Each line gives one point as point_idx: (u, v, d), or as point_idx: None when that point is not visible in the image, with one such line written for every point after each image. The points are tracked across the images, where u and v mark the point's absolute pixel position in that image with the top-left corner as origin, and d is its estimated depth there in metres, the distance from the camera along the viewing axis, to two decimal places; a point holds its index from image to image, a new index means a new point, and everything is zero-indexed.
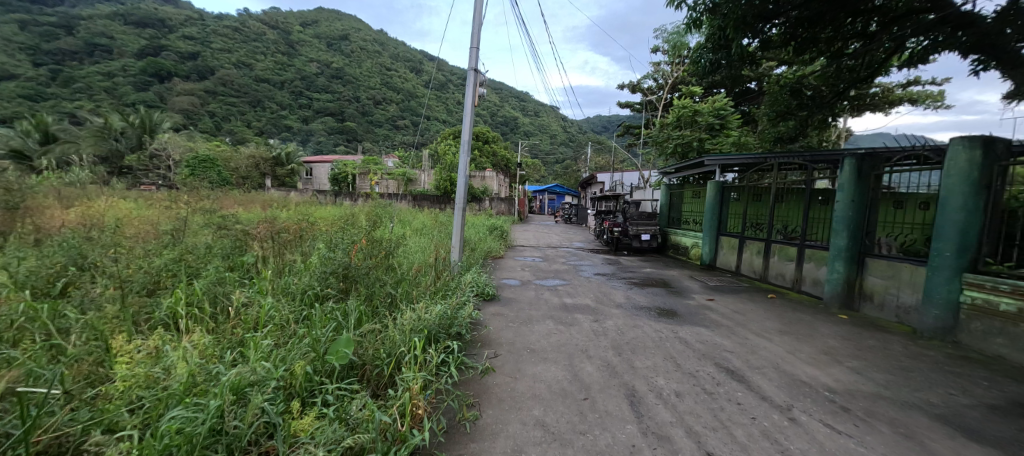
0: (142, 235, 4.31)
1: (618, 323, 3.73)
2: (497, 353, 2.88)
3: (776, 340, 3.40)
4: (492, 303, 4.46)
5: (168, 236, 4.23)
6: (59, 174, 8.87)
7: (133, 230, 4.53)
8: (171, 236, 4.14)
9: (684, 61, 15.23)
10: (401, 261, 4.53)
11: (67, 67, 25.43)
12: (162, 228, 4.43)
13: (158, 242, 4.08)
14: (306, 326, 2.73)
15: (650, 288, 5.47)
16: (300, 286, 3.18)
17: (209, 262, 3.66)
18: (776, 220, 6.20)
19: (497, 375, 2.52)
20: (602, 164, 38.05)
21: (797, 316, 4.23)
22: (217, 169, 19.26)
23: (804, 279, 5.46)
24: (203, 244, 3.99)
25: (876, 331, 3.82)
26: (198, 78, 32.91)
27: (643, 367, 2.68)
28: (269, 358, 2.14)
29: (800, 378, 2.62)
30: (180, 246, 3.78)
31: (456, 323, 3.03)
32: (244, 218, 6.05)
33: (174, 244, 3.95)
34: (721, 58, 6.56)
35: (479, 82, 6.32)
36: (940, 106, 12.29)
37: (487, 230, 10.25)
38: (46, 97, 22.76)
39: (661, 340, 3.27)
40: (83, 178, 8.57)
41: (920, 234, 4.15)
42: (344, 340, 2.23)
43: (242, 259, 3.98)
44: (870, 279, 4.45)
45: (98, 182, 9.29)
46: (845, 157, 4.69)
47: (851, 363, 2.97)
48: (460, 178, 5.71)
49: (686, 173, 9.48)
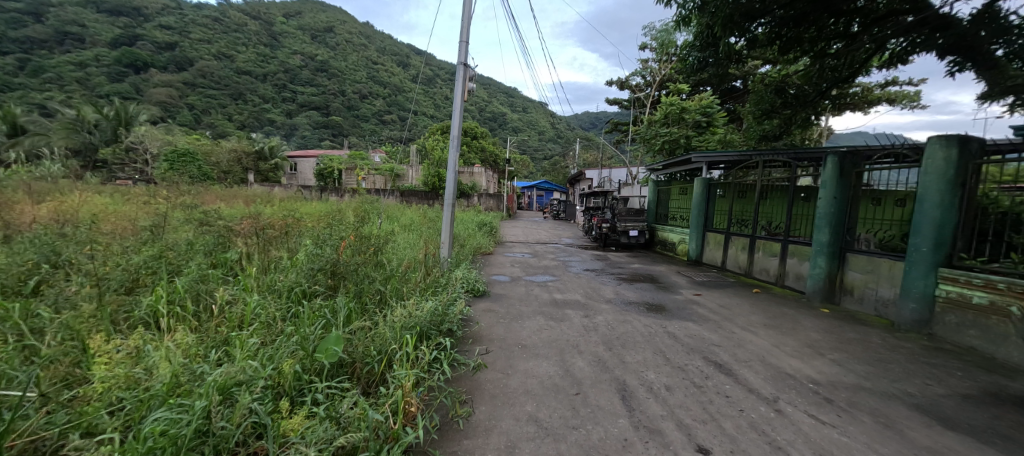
0: (120, 230, 4.22)
1: (608, 318, 3.76)
2: (489, 349, 2.86)
3: (761, 333, 3.48)
4: (483, 300, 4.43)
5: (147, 232, 4.15)
6: (29, 168, 8.52)
7: (110, 225, 4.42)
8: (151, 232, 4.08)
9: (671, 59, 15.37)
10: (390, 257, 4.50)
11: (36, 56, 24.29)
12: (140, 224, 4.33)
13: (137, 239, 4.00)
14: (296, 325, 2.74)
15: (639, 284, 5.52)
16: (289, 281, 3.17)
17: (192, 259, 3.63)
18: (760, 217, 6.34)
19: (489, 372, 2.49)
20: (591, 161, 38.49)
21: (780, 309, 4.34)
22: (197, 163, 18.68)
23: (787, 274, 5.58)
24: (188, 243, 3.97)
25: (856, 325, 3.92)
26: (176, 68, 31.85)
27: (633, 362, 2.70)
28: (256, 356, 2.14)
29: (785, 371, 2.69)
30: (159, 243, 3.69)
31: (447, 319, 2.96)
32: (226, 214, 5.93)
33: (155, 239, 3.91)
34: (709, 56, 6.65)
35: (469, 76, 6.25)
36: (915, 106, 12.75)
37: (476, 227, 10.18)
38: (13, 87, 21.64)
39: (650, 334, 3.31)
40: (55, 172, 8.24)
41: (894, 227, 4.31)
42: (335, 337, 2.22)
43: (226, 255, 3.94)
44: (851, 274, 4.57)
45: (70, 176, 8.94)
46: (828, 155, 4.81)
47: (833, 356, 3.05)
48: (450, 173, 5.63)
49: (674, 170, 9.57)
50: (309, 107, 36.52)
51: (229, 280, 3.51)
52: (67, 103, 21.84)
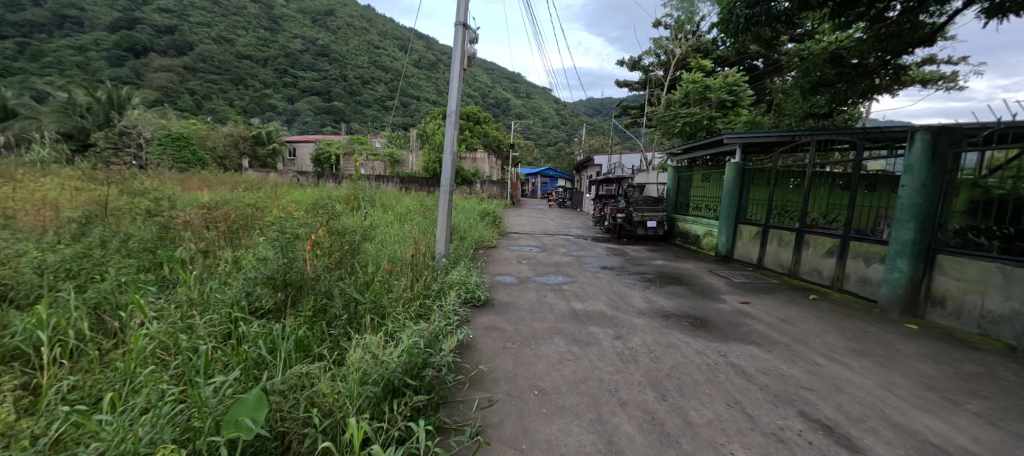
0: (47, 231, 3.59)
1: (647, 340, 2.90)
2: (493, 399, 2.00)
3: (853, 365, 2.62)
4: (485, 311, 3.56)
5: (78, 235, 3.51)
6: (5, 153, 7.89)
7: (36, 222, 3.77)
8: (85, 234, 3.45)
9: (689, 36, 14.27)
10: (370, 257, 3.69)
11: (36, 40, 23.95)
12: (72, 223, 3.70)
13: (62, 241, 3.36)
14: (224, 367, 1.99)
15: (670, 288, 4.64)
16: (229, 295, 2.43)
17: (118, 266, 2.98)
18: (810, 207, 5.43)
19: (496, 449, 1.62)
20: (597, 147, 37.36)
21: (856, 326, 3.47)
22: (192, 147, 17.87)
23: (847, 277, 4.69)
24: (119, 252, 3.25)
25: (966, 349, 3.04)
26: (177, 53, 31.06)
27: (704, 424, 1.84)
28: (127, 435, 1.38)
29: (928, 439, 1.82)
30: (77, 251, 3.01)
31: (432, 361, 1.98)
32: (184, 203, 5.24)
33: (74, 247, 3.18)
34: (759, 13, 5.62)
35: (470, 41, 5.26)
36: (954, 86, 11.58)
37: (479, 216, 9.32)
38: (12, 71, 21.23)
39: (710, 369, 2.45)
40: (36, 154, 7.67)
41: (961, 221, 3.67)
42: (254, 398, 1.45)
43: (168, 258, 3.29)
44: (944, 280, 3.67)
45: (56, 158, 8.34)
46: (916, 132, 3.86)
47: (972, 406, 2.19)
48: (446, 155, 4.74)
49: (696, 154, 8.59)
50: (309, 92, 34.76)
51: (162, 298, 2.77)
52: (60, 86, 21.11)
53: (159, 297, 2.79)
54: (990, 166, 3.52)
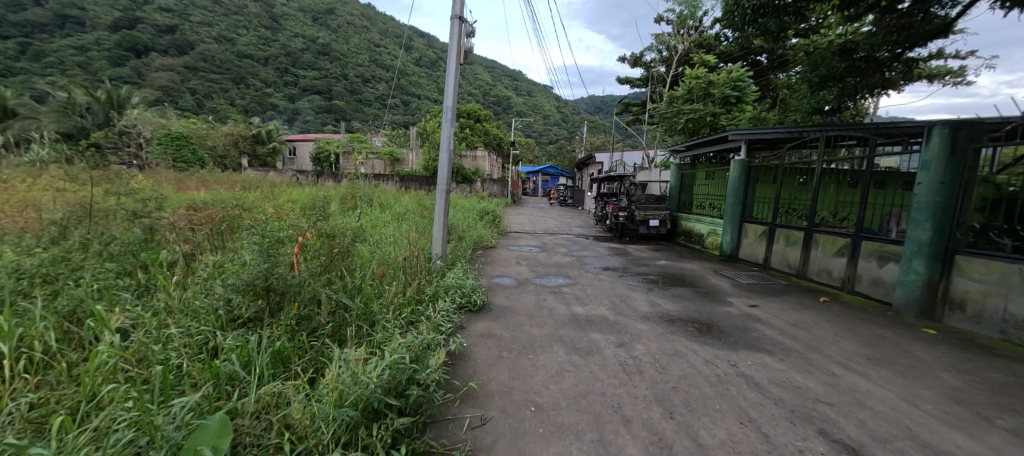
0: (25, 233, 3.45)
1: (652, 348, 2.74)
2: (485, 417, 1.85)
3: (872, 376, 2.45)
4: (481, 316, 3.41)
5: (56, 238, 3.37)
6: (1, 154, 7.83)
7: (15, 224, 3.64)
8: (62, 237, 3.32)
9: (691, 32, 14.05)
10: (361, 260, 3.55)
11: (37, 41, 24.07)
12: (50, 225, 3.56)
13: (38, 244, 3.22)
14: (195, 383, 1.85)
15: (675, 290, 4.47)
16: (206, 302, 2.29)
17: (93, 271, 2.83)
18: (819, 206, 5.25)
19: None
20: (598, 144, 37.13)
21: (871, 331, 3.30)
22: (192, 147, 17.69)
23: (858, 278, 4.52)
24: (99, 256, 3.10)
25: (991, 357, 2.86)
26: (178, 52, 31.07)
27: (716, 446, 1.68)
28: None
29: None
30: (51, 256, 2.87)
31: (419, 377, 1.83)
32: (174, 203, 5.11)
33: (50, 251, 3.03)
34: (764, 5, 5.41)
35: (466, 35, 5.08)
36: (962, 82, 11.34)
37: (478, 215, 9.16)
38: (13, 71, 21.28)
39: (720, 381, 2.29)
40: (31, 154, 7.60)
41: (975, 220, 3.48)
42: (218, 421, 1.31)
43: (148, 262, 3.15)
44: (962, 283, 3.50)
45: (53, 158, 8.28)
46: (933, 127, 3.68)
47: (1005, 422, 2.02)
48: (442, 154, 4.57)
49: (699, 151, 8.40)
50: (311, 91, 34.06)
51: (139, 305, 2.62)
52: (60, 86, 21.08)
53: (136, 303, 2.64)
54: (1003, 165, 3.40)
